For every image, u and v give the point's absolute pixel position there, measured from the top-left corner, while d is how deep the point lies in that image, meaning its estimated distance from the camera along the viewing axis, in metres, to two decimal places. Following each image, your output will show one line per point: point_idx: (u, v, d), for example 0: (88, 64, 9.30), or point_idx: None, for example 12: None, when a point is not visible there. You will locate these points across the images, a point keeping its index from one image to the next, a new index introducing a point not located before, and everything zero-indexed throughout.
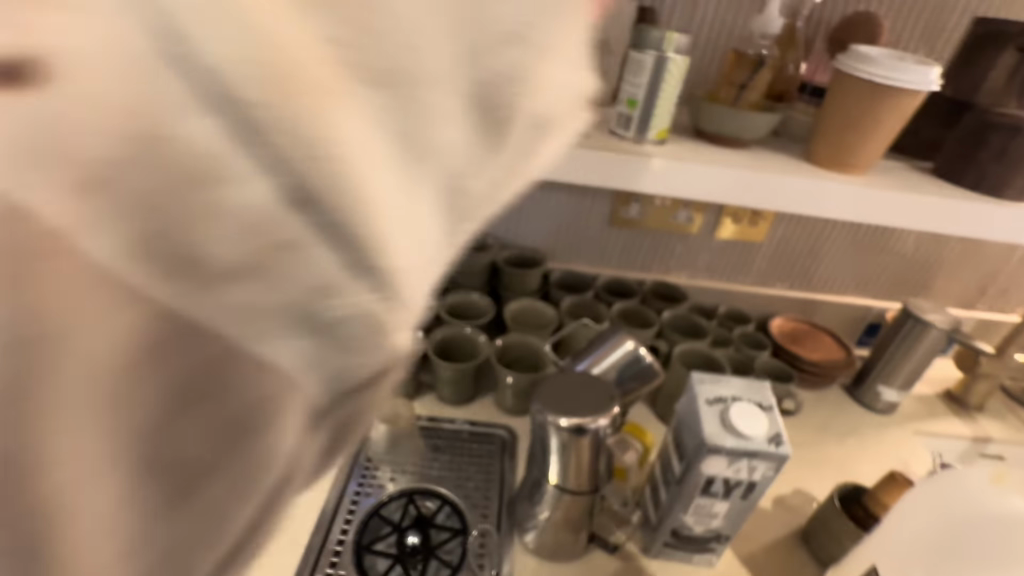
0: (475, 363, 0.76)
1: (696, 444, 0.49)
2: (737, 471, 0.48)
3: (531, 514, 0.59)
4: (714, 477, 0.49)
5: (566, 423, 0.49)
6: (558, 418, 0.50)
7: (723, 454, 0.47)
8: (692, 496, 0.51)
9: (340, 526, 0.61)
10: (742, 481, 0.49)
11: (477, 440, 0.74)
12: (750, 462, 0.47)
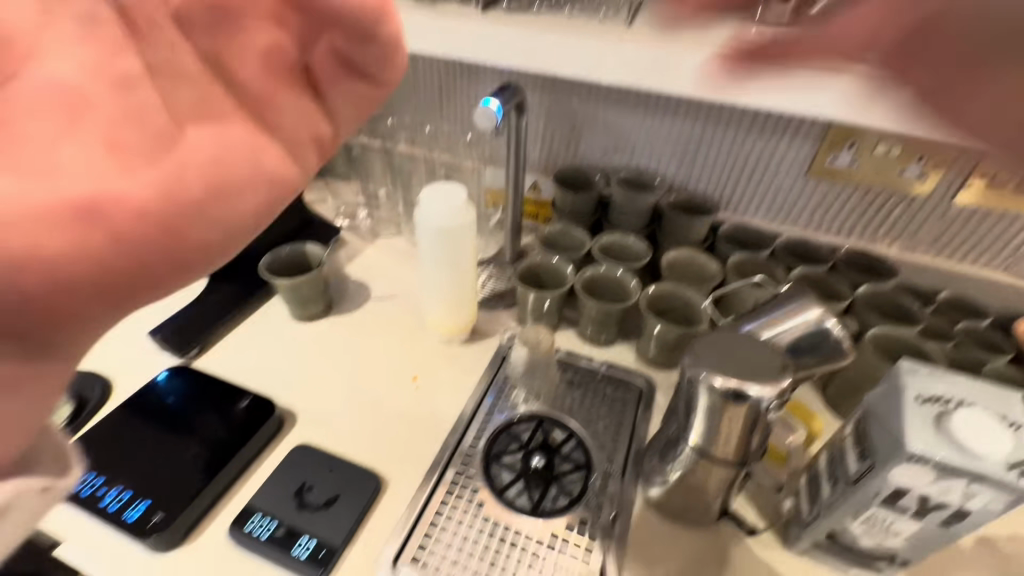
0: (624, 307, 0.73)
1: (892, 443, 0.40)
2: (945, 491, 0.38)
3: (660, 471, 0.55)
4: (908, 490, 0.40)
5: (721, 385, 0.44)
6: (712, 378, 0.45)
7: (931, 465, 0.38)
8: (868, 503, 0.43)
9: (475, 430, 0.65)
10: (947, 505, 0.39)
11: (613, 384, 0.72)
12: (969, 484, 0.37)
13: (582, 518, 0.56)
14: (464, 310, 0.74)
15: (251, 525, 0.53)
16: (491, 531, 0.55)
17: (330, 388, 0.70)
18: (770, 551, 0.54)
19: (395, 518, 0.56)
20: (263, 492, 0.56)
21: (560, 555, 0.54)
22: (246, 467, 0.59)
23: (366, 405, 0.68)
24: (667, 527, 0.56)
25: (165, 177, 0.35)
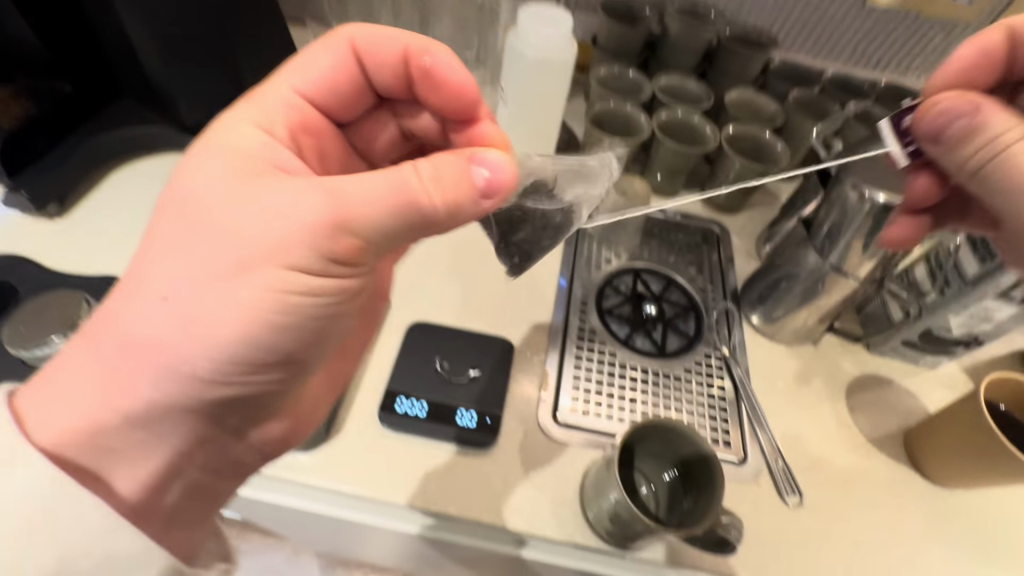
0: (703, 151, 0.69)
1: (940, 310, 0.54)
2: (973, 322, 0.55)
3: (775, 299, 0.61)
4: (950, 325, 0.56)
5: (882, 198, 0.48)
6: (876, 193, 0.48)
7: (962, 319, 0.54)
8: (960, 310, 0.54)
9: (579, 288, 0.64)
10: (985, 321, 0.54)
11: (689, 230, 0.73)
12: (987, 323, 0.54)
13: (705, 352, 0.60)
14: None
15: (401, 407, 0.50)
16: (631, 375, 0.57)
17: (411, 260, 0.63)
18: (860, 355, 0.62)
19: (537, 377, 0.55)
20: (397, 374, 0.52)
21: (698, 383, 0.58)
22: (363, 354, 0.54)
23: (461, 274, 0.63)
24: (774, 348, 0.62)
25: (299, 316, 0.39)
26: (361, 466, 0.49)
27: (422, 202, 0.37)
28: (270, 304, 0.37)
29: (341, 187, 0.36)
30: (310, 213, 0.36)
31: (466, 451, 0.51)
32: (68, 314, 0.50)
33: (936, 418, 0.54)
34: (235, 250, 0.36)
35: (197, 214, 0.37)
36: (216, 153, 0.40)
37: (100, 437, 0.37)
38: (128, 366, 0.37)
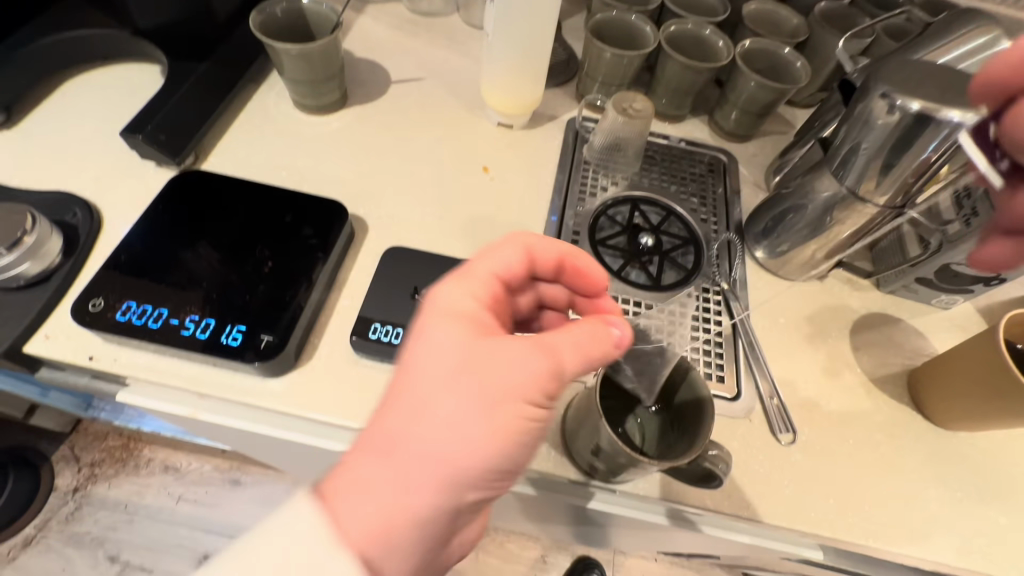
0: (714, 68, 0.63)
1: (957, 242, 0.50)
2: None
3: (782, 232, 0.56)
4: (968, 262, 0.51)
5: (916, 110, 0.41)
6: (909, 104, 0.41)
7: None
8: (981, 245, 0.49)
9: (571, 217, 0.59)
10: None
11: (693, 159, 0.67)
12: None
13: (703, 287, 0.56)
14: (533, 84, 0.61)
15: (374, 335, 0.47)
16: (623, 308, 0.54)
17: (389, 183, 0.58)
18: (867, 292, 0.59)
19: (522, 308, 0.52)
20: (371, 299, 0.49)
21: (693, 318, 0.54)
22: (336, 279, 0.50)
23: (444, 199, 0.58)
24: (776, 284, 0.59)
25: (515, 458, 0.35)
26: (332, 393, 0.46)
27: (565, 365, 0.36)
28: (510, 431, 0.34)
29: (547, 340, 0.37)
30: (535, 368, 0.35)
31: None
32: (13, 227, 0.44)
33: (945, 356, 0.50)
34: (478, 399, 0.33)
35: (405, 373, 0.35)
36: (436, 319, 0.36)
37: (393, 539, 0.32)
38: (342, 522, 0.32)
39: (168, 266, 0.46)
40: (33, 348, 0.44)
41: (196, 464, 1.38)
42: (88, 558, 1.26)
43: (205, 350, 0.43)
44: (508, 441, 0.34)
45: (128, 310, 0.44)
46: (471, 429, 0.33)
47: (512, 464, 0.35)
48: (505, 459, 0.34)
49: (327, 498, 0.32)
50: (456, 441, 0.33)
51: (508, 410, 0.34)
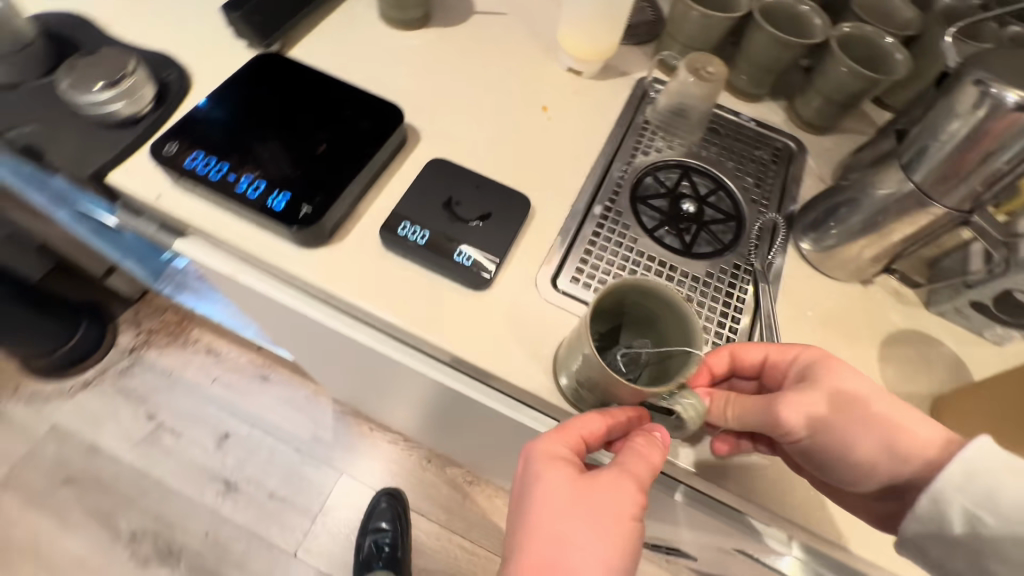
0: (805, 46, 0.60)
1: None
2: None
3: (832, 225, 0.53)
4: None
5: (1014, 101, 0.38)
6: (1007, 93, 0.38)
7: None
8: None
9: (618, 169, 0.59)
10: None
11: (759, 141, 0.65)
12: None
13: (734, 264, 0.55)
14: (610, 29, 0.60)
15: (403, 231, 0.50)
16: (647, 264, 0.54)
17: (450, 102, 0.60)
18: (913, 308, 0.55)
19: (547, 241, 0.53)
20: (407, 200, 0.51)
21: (716, 291, 0.53)
22: (381, 175, 0.53)
23: (497, 127, 0.59)
24: (813, 278, 0.56)
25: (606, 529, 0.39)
26: (354, 275, 0.50)
27: (648, 483, 0.39)
28: (626, 544, 0.38)
29: (580, 425, 0.40)
30: (635, 485, 0.39)
31: (456, 289, 0.50)
32: (117, 69, 0.50)
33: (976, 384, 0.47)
34: (598, 524, 0.38)
35: (527, 533, 0.38)
36: (539, 472, 0.40)
37: None
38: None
39: (239, 130, 0.51)
40: (114, 178, 0.50)
41: (236, 354, 1.51)
42: (131, 410, 1.42)
43: (253, 209, 0.47)
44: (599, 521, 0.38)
45: (195, 158, 0.48)
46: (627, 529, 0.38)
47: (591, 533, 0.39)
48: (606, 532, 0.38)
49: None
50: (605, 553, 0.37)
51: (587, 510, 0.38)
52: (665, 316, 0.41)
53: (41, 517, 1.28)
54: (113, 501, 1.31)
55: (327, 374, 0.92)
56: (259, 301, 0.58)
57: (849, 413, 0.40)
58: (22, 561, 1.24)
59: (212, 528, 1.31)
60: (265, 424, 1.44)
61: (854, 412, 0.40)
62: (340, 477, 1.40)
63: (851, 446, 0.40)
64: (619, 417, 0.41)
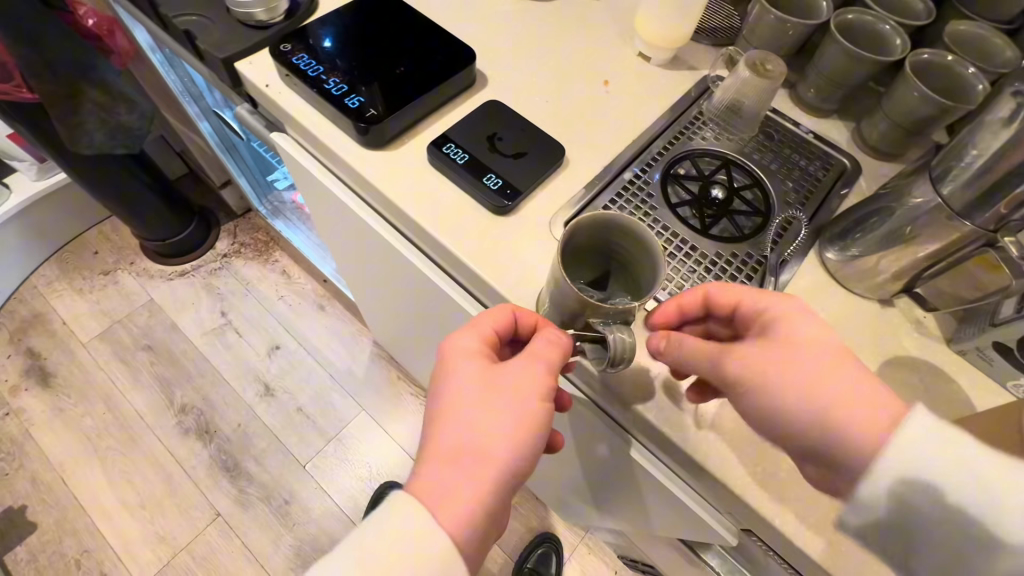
0: (879, 63, 0.59)
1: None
2: None
3: (858, 235, 0.53)
4: None
5: None
6: None
7: None
8: None
9: (658, 147, 0.62)
10: None
11: (813, 154, 0.64)
12: None
13: (747, 252, 0.56)
14: (683, 19, 0.64)
15: (446, 150, 0.57)
16: (659, 232, 0.56)
17: (522, 61, 0.67)
18: (929, 340, 0.53)
19: (571, 190, 0.58)
20: (458, 128, 0.59)
21: (720, 271, 0.55)
22: (443, 107, 0.62)
23: (556, 89, 0.65)
24: (828, 287, 0.56)
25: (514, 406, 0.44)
26: (399, 178, 0.57)
27: (557, 367, 0.45)
28: (529, 416, 0.44)
29: (487, 320, 0.47)
30: (534, 369, 0.45)
31: (479, 210, 0.56)
32: None
33: (965, 418, 0.44)
34: (506, 407, 0.44)
35: (443, 419, 0.44)
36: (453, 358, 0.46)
37: (482, 473, 0.42)
38: (440, 517, 0.41)
39: (341, 46, 0.61)
40: (239, 66, 0.63)
41: (304, 280, 1.69)
42: (210, 305, 1.63)
43: (333, 103, 0.57)
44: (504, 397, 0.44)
45: (301, 59, 0.60)
46: (531, 403, 0.44)
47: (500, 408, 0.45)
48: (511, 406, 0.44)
49: (424, 502, 0.42)
50: (508, 419, 0.43)
51: (495, 387, 0.44)
52: (639, 255, 0.47)
53: (120, 370, 1.51)
54: (176, 374, 1.52)
55: (368, 298, 1.02)
56: (325, 196, 0.70)
57: (797, 353, 0.41)
58: (98, 401, 1.47)
59: (244, 421, 1.47)
60: (311, 347, 1.59)
61: (797, 362, 0.41)
62: (360, 411, 1.51)
63: (781, 381, 0.41)
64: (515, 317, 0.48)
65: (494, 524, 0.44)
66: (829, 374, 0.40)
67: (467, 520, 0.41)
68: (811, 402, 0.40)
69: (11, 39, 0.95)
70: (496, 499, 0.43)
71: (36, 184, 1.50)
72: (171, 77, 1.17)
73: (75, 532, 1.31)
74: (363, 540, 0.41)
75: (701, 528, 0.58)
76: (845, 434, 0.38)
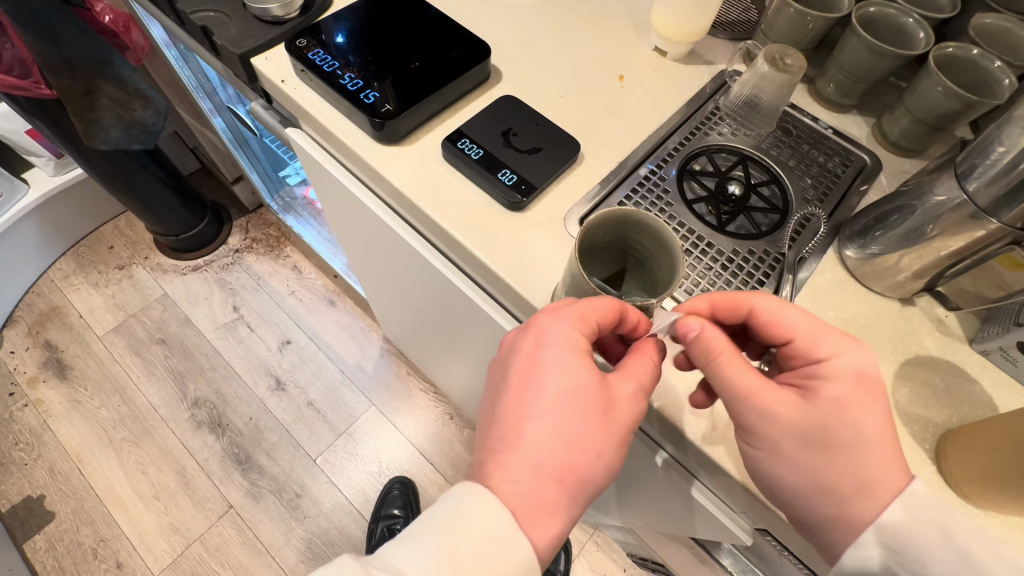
0: (901, 56, 0.58)
1: None
2: None
3: (878, 232, 0.52)
4: None
5: None
6: None
7: None
8: None
9: (674, 142, 0.62)
10: None
11: (833, 150, 0.63)
12: None
13: (765, 250, 0.55)
14: (702, 12, 0.63)
15: (461, 146, 0.57)
16: (674, 229, 0.56)
17: (536, 56, 0.67)
18: (951, 340, 0.52)
19: (586, 186, 0.57)
20: (473, 123, 0.58)
21: (736, 268, 0.54)
22: (458, 102, 0.62)
23: (571, 84, 0.65)
24: (847, 286, 0.55)
25: (611, 416, 0.43)
26: (413, 173, 0.57)
27: (653, 381, 0.45)
28: (621, 427, 0.44)
29: (592, 313, 0.43)
30: (637, 389, 0.44)
31: (494, 205, 0.56)
32: None
33: (987, 420, 0.44)
34: (601, 426, 0.43)
35: (530, 417, 0.44)
36: (551, 353, 0.44)
37: (570, 480, 0.43)
38: (531, 533, 0.43)
39: (356, 41, 0.61)
40: (255, 61, 0.63)
41: (315, 275, 1.70)
42: (222, 299, 1.64)
43: (348, 98, 0.57)
44: (603, 408, 0.43)
45: (316, 54, 0.60)
46: (626, 415, 0.44)
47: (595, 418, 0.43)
48: (607, 417, 0.43)
49: (514, 514, 0.42)
50: (601, 429, 0.43)
51: (596, 396, 0.43)
52: (658, 254, 0.47)
53: (135, 364, 1.53)
54: (190, 367, 1.54)
55: (380, 293, 1.02)
56: (339, 191, 0.70)
57: (855, 405, 0.42)
58: (113, 393, 1.49)
59: (256, 415, 1.48)
60: (321, 342, 1.60)
61: (848, 399, 0.42)
62: (370, 407, 1.51)
63: (832, 400, 0.43)
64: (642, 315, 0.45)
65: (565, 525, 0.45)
66: (871, 434, 0.42)
67: (546, 521, 0.43)
68: (858, 455, 0.42)
69: (31, 36, 0.96)
70: (576, 504, 0.44)
71: (54, 179, 1.52)
72: (185, 73, 1.18)
73: (91, 522, 1.33)
74: (450, 545, 0.42)
75: (715, 526, 0.57)
76: (867, 459, 0.42)
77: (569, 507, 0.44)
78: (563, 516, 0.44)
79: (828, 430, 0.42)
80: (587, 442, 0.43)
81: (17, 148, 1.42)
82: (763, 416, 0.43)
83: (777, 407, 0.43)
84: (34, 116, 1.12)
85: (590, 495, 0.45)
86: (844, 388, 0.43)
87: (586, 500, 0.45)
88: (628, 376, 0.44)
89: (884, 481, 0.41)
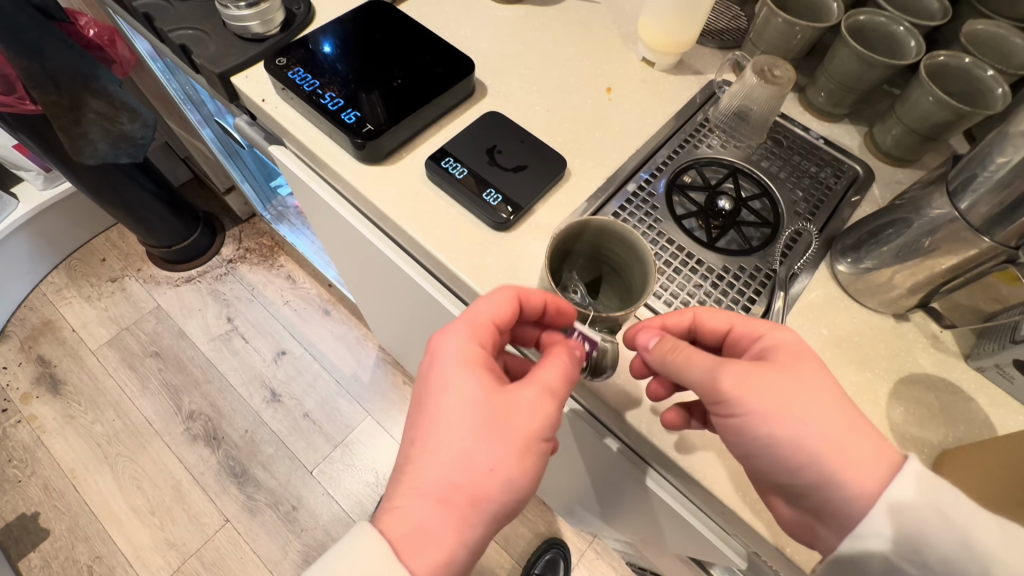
0: (892, 66, 0.57)
1: None
2: None
3: (871, 248, 0.51)
4: None
5: None
6: None
7: None
8: None
9: (663, 156, 0.60)
10: None
11: (825, 161, 0.62)
12: None
13: (756, 266, 0.54)
14: (690, 23, 0.62)
15: (445, 165, 0.56)
16: (663, 246, 0.55)
17: (522, 69, 0.66)
18: (946, 356, 0.51)
19: (573, 204, 0.56)
20: (457, 141, 0.57)
21: (727, 286, 0.53)
22: (441, 119, 0.61)
23: (558, 97, 0.64)
24: (840, 302, 0.54)
25: (509, 423, 0.43)
26: (396, 193, 0.56)
27: (562, 392, 0.44)
28: (524, 436, 0.43)
29: (482, 319, 0.45)
30: (540, 394, 0.43)
31: (479, 225, 0.55)
32: None
33: (983, 442, 0.42)
34: (500, 436, 0.42)
35: (426, 432, 0.43)
36: (446, 365, 0.45)
37: (465, 493, 0.41)
38: (422, 553, 0.40)
39: (338, 57, 0.60)
40: (235, 80, 0.62)
41: (309, 285, 1.69)
42: (216, 311, 1.63)
43: (329, 118, 0.56)
44: (499, 416, 0.43)
45: (296, 73, 0.59)
46: (524, 422, 0.43)
47: (492, 427, 0.42)
48: (504, 424, 0.43)
49: (402, 535, 0.40)
50: (500, 438, 0.42)
51: (492, 401, 0.43)
52: (633, 264, 0.46)
53: (129, 377, 1.52)
54: (184, 380, 1.52)
55: (371, 306, 1.01)
56: (325, 209, 0.69)
57: (805, 372, 0.43)
58: (107, 408, 1.48)
59: (252, 428, 1.47)
60: (316, 351, 1.59)
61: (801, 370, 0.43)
62: (366, 417, 1.51)
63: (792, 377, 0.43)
64: (540, 302, 0.45)
65: (473, 550, 0.42)
66: (833, 398, 0.41)
67: (438, 541, 0.40)
68: (842, 427, 0.40)
69: (15, 53, 0.94)
70: (481, 522, 0.42)
71: (43, 192, 1.51)
72: (172, 86, 1.16)
73: (86, 539, 1.32)
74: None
75: (710, 549, 0.57)
76: (850, 429, 0.40)
77: (471, 528, 0.42)
78: (466, 538, 0.41)
79: (801, 394, 0.42)
80: (484, 451, 0.42)
81: (6, 163, 1.41)
82: (741, 381, 0.43)
83: (749, 385, 0.42)
84: (20, 132, 1.11)
85: (498, 513, 0.43)
86: (793, 355, 0.44)
87: (493, 522, 0.43)
88: (529, 381, 0.44)
89: (871, 449, 0.39)
